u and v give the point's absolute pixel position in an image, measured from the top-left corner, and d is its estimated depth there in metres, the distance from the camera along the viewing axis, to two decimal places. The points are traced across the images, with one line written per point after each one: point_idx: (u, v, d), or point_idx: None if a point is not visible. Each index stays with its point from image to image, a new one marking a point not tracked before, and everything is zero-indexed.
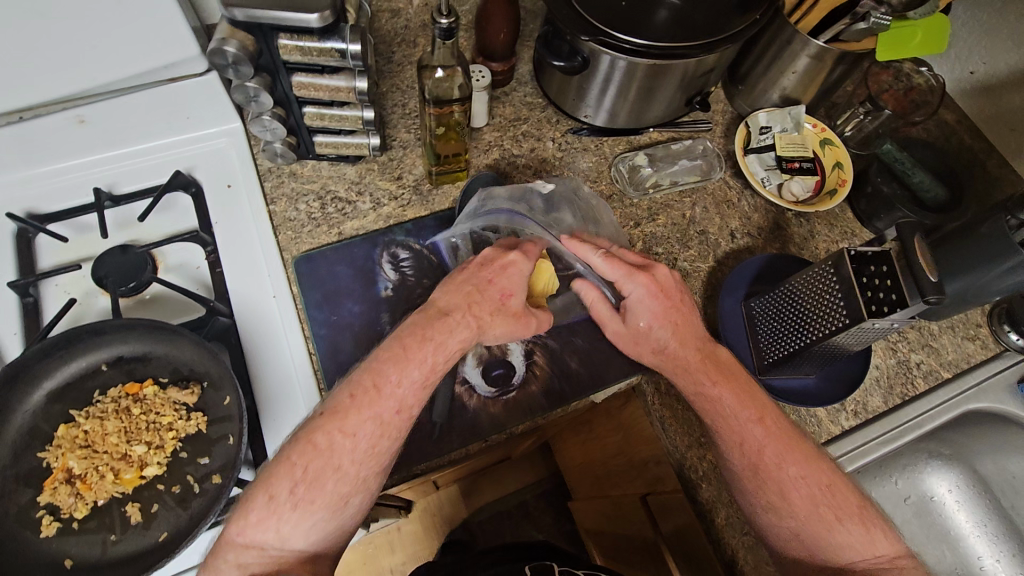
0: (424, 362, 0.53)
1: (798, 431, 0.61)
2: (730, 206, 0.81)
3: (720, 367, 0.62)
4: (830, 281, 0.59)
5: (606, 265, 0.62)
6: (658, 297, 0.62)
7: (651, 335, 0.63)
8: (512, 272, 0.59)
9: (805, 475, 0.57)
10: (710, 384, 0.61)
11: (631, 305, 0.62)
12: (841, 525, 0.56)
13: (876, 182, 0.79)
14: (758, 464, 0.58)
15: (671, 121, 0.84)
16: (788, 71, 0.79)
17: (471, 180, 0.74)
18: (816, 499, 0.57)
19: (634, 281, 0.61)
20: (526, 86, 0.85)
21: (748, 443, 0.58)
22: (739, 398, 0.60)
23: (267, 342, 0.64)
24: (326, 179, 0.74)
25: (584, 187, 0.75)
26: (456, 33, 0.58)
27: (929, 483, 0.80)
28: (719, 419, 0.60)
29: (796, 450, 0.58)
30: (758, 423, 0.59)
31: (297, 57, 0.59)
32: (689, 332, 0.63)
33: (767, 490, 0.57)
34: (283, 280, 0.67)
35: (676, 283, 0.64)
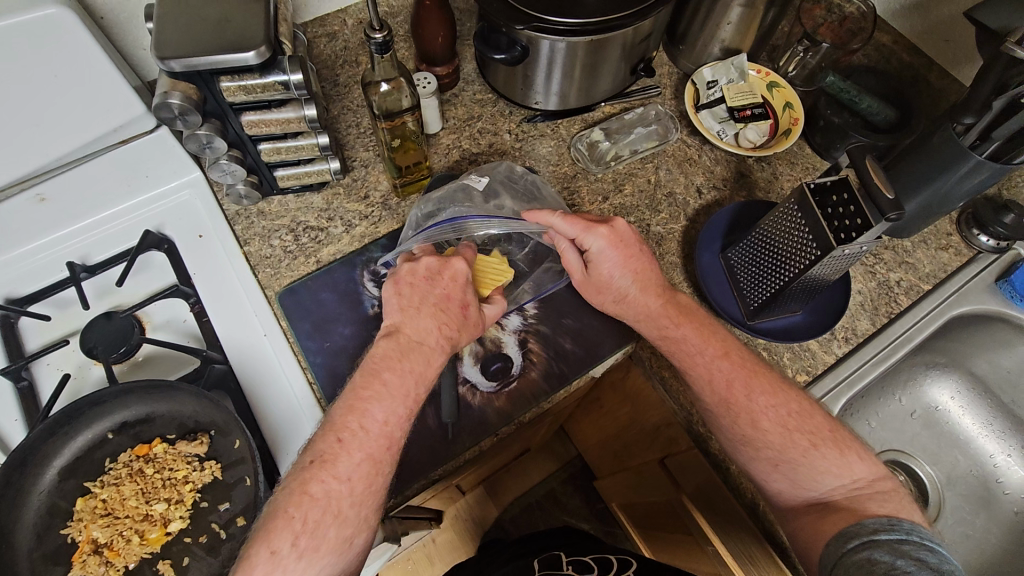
0: (407, 395, 0.55)
1: (762, 363, 0.63)
2: (692, 162, 0.83)
3: (683, 309, 0.65)
4: (797, 220, 0.62)
5: (565, 223, 0.64)
6: (618, 244, 0.64)
7: (614, 285, 0.65)
8: (464, 280, 0.62)
9: (774, 404, 0.59)
10: (675, 326, 0.63)
11: (594, 257, 0.64)
12: (816, 452, 0.57)
13: (827, 115, 0.81)
14: (729, 399, 0.60)
15: (620, 92, 0.86)
16: (722, 23, 0.81)
17: (428, 183, 0.74)
18: (788, 424, 0.58)
19: (593, 235, 0.63)
20: (474, 84, 0.86)
21: (716, 380, 0.61)
22: (703, 333, 0.63)
23: (268, 380, 0.65)
24: (295, 212, 0.74)
25: (514, 165, 0.76)
26: (392, 45, 0.59)
27: (932, 395, 0.84)
28: (686, 359, 0.62)
29: (762, 380, 0.60)
30: (724, 360, 0.62)
31: (242, 96, 0.59)
32: (651, 278, 0.65)
33: (741, 422, 0.59)
34: (271, 317, 0.68)
35: (633, 233, 0.66)
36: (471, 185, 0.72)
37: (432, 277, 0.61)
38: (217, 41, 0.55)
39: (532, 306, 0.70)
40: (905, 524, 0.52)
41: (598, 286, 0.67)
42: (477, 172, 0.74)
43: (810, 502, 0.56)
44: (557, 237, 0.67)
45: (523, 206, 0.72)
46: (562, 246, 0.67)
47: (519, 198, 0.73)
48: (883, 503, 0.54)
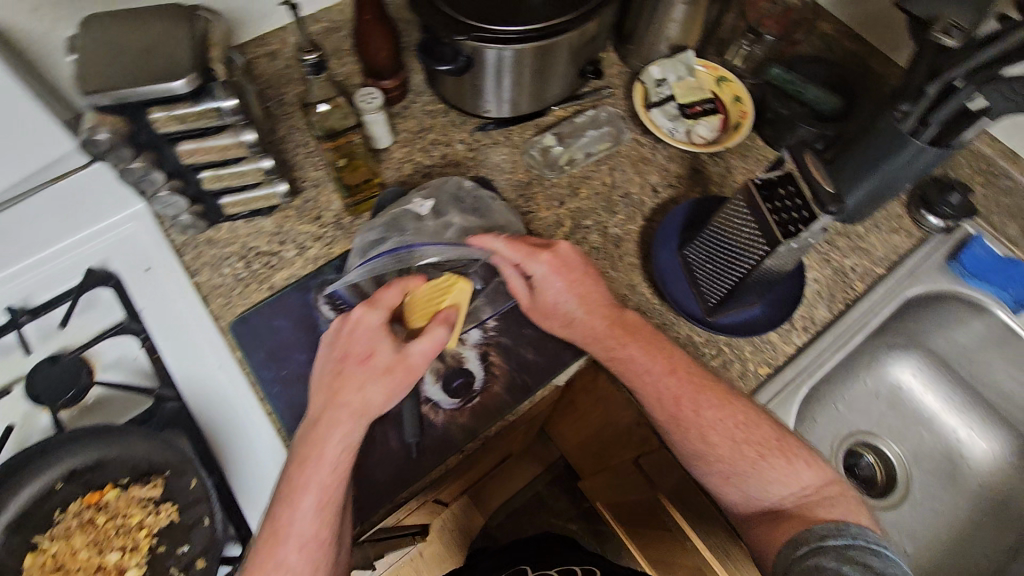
0: (312, 486, 0.51)
1: (711, 374, 0.63)
2: (646, 162, 0.83)
3: (630, 328, 0.63)
4: (746, 217, 0.62)
5: (509, 248, 0.64)
6: (562, 268, 0.64)
7: (560, 309, 0.65)
8: (367, 331, 0.55)
9: (721, 417, 0.59)
10: (620, 346, 0.63)
11: (538, 282, 0.64)
12: (763, 463, 0.58)
13: (775, 107, 0.81)
14: (677, 417, 0.60)
15: (571, 95, 0.85)
16: (668, 21, 0.81)
17: (377, 200, 0.73)
18: (735, 437, 0.59)
19: (537, 260, 0.64)
20: (424, 95, 0.85)
21: (664, 397, 0.61)
22: (649, 350, 0.62)
23: (226, 412, 0.64)
24: (244, 237, 0.73)
25: (465, 179, 0.75)
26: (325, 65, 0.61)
27: (894, 374, 0.86)
28: (634, 378, 0.62)
29: (709, 394, 0.60)
30: (673, 377, 0.61)
31: (175, 126, 0.58)
32: (598, 301, 0.64)
33: (690, 437, 0.59)
34: (225, 349, 0.66)
35: (579, 257, 0.66)
36: (416, 210, 0.70)
37: (336, 335, 0.57)
38: (142, 72, 0.53)
39: (492, 318, 0.69)
40: (851, 528, 0.54)
41: (544, 312, 0.66)
42: (425, 189, 0.72)
43: (761, 510, 0.58)
44: (501, 263, 0.66)
45: (476, 220, 0.71)
46: (507, 272, 0.66)
47: (469, 212, 0.72)
48: (830, 509, 0.56)
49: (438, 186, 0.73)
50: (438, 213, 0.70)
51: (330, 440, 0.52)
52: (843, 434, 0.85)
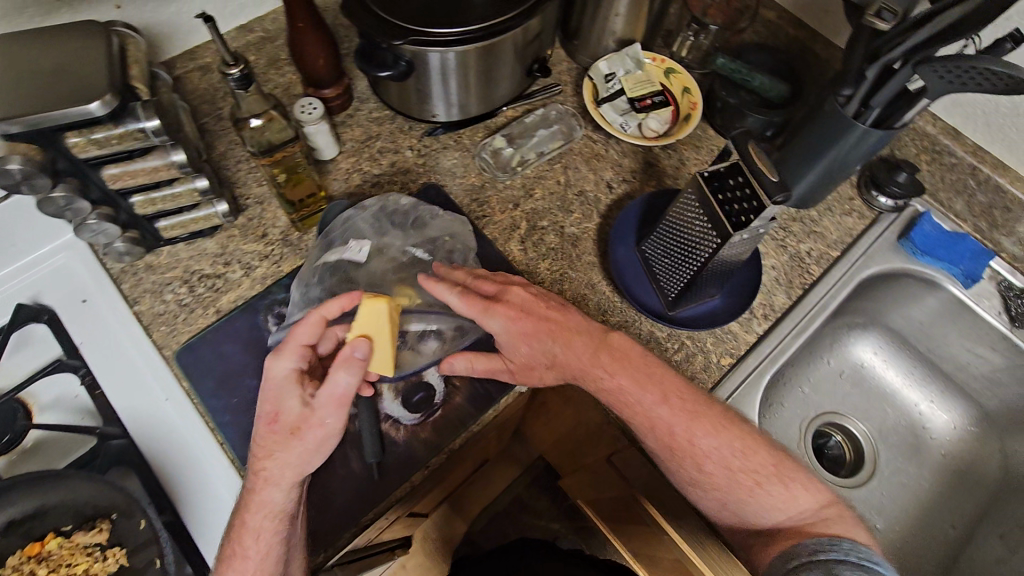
0: (249, 552, 0.52)
1: (706, 397, 0.62)
2: (600, 158, 0.82)
3: (619, 354, 0.61)
4: (697, 210, 0.62)
5: (463, 305, 0.62)
6: (525, 313, 0.62)
7: (542, 354, 0.62)
8: (275, 385, 0.53)
9: (718, 444, 0.58)
10: (609, 376, 0.60)
11: (498, 336, 0.62)
12: (759, 490, 0.58)
13: (723, 97, 0.81)
14: (673, 444, 0.58)
15: (520, 94, 0.84)
16: (612, 14, 0.81)
17: (323, 215, 0.71)
18: (732, 465, 0.58)
19: (494, 315, 0.61)
20: (369, 102, 0.83)
21: (659, 426, 0.59)
22: (643, 378, 0.60)
23: (177, 445, 0.61)
24: (186, 261, 0.70)
25: (396, 195, 0.74)
26: (253, 78, 0.59)
27: (856, 353, 0.87)
28: (627, 410, 0.60)
29: (704, 420, 0.59)
30: (670, 404, 0.59)
31: (95, 151, 0.54)
32: (575, 334, 0.62)
33: (686, 466, 0.58)
34: (171, 381, 0.63)
35: (538, 298, 0.63)
36: (349, 258, 0.68)
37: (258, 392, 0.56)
38: (54, 95, 0.50)
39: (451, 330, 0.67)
40: (845, 544, 0.53)
41: (527, 363, 0.62)
42: (361, 211, 0.71)
43: (755, 532, 0.58)
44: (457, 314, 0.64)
45: (417, 236, 0.72)
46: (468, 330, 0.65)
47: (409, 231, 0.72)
48: (829, 527, 0.55)
49: (377, 206, 0.73)
50: (379, 231, 0.71)
51: (254, 507, 0.52)
52: (811, 415, 0.86)
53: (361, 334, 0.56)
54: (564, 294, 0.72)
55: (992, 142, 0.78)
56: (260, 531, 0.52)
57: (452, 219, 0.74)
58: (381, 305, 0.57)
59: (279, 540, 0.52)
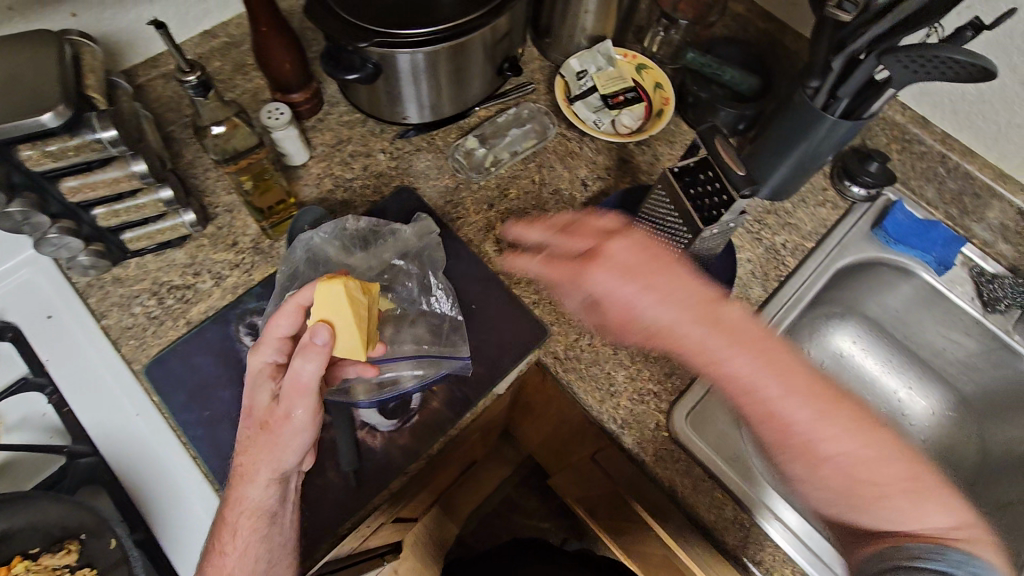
0: (235, 545, 0.53)
1: (829, 381, 0.56)
2: (574, 155, 0.82)
3: (732, 328, 0.57)
4: (668, 209, 0.61)
5: (545, 270, 0.61)
6: (627, 275, 0.58)
7: (648, 316, 0.57)
8: (252, 377, 0.54)
9: (844, 447, 0.52)
10: (720, 349, 0.56)
11: (599, 296, 0.59)
12: (878, 505, 0.52)
13: (695, 91, 0.81)
14: (783, 424, 0.53)
15: (493, 94, 0.83)
16: (581, 11, 0.80)
17: (292, 223, 0.69)
18: (853, 470, 0.52)
19: (591, 276, 0.58)
20: (340, 106, 0.82)
21: (771, 403, 0.54)
22: (756, 360, 0.55)
23: (147, 461, 0.60)
24: (155, 273, 0.68)
25: (349, 218, 0.70)
26: (212, 83, 0.58)
27: (836, 342, 0.87)
28: (726, 379, 0.55)
29: (823, 404, 0.54)
30: (793, 398, 0.54)
31: (51, 163, 0.53)
32: (696, 297, 0.57)
33: (789, 449, 0.54)
34: (141, 396, 0.62)
35: (642, 250, 0.58)
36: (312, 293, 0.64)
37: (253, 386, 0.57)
38: (5, 107, 0.49)
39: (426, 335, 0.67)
40: (952, 555, 0.48)
41: (633, 325, 0.59)
42: (319, 232, 0.68)
43: (866, 533, 0.53)
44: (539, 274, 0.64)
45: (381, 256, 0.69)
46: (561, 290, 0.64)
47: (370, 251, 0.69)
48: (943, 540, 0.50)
49: (335, 229, 0.69)
50: (344, 250, 0.68)
51: (234, 502, 0.53)
52: None
53: (323, 321, 0.52)
54: (540, 294, 0.72)
55: (959, 129, 0.78)
56: (239, 528, 0.53)
57: (419, 226, 0.71)
58: (337, 287, 0.53)
59: (260, 538, 0.52)
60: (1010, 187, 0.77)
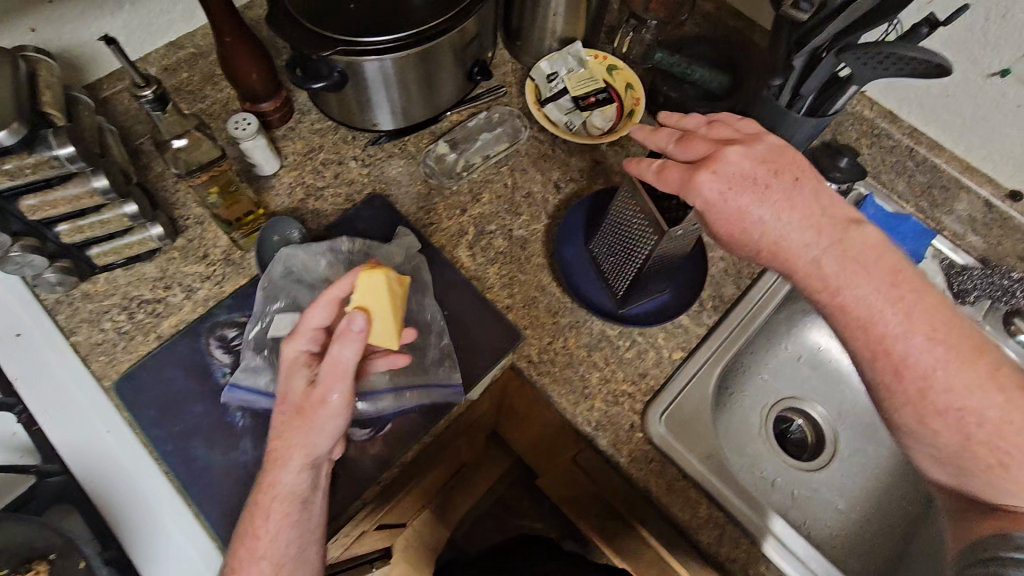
0: (265, 532, 0.51)
1: (973, 326, 0.51)
2: (547, 158, 0.82)
3: (862, 258, 0.51)
4: (635, 213, 0.61)
5: (661, 182, 0.55)
6: (738, 185, 0.52)
7: (774, 232, 0.52)
8: (285, 365, 0.54)
9: (969, 397, 0.49)
10: (844, 270, 0.51)
11: (701, 209, 0.54)
12: (1001, 475, 0.49)
13: (665, 91, 0.81)
14: (897, 360, 0.50)
15: (464, 98, 0.83)
16: (550, 14, 0.80)
17: (261, 234, 0.68)
18: (969, 422, 0.49)
19: (701, 186, 0.53)
20: (311, 113, 0.82)
21: (891, 330, 0.50)
22: (889, 295, 0.50)
23: (118, 478, 0.60)
24: (125, 287, 0.68)
25: (342, 240, 0.68)
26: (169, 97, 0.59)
27: (812, 338, 0.89)
28: (847, 303, 0.51)
29: (960, 351, 0.49)
30: (931, 342, 0.49)
31: (10, 182, 0.52)
32: (822, 221, 0.52)
33: (907, 385, 0.50)
34: (111, 413, 0.62)
35: (788, 161, 0.54)
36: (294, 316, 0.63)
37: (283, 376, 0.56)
38: None
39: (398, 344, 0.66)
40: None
41: (746, 241, 0.53)
42: (301, 249, 0.66)
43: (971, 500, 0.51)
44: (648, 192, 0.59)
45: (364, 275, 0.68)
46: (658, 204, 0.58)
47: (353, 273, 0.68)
48: None
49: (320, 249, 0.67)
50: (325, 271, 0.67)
51: (263, 487, 0.52)
52: (771, 401, 0.88)
53: (362, 307, 0.56)
54: (514, 298, 0.72)
55: (926, 123, 0.78)
56: (269, 511, 0.52)
57: (402, 243, 0.72)
58: (379, 277, 0.57)
59: (291, 524, 0.52)
60: (976, 179, 0.77)
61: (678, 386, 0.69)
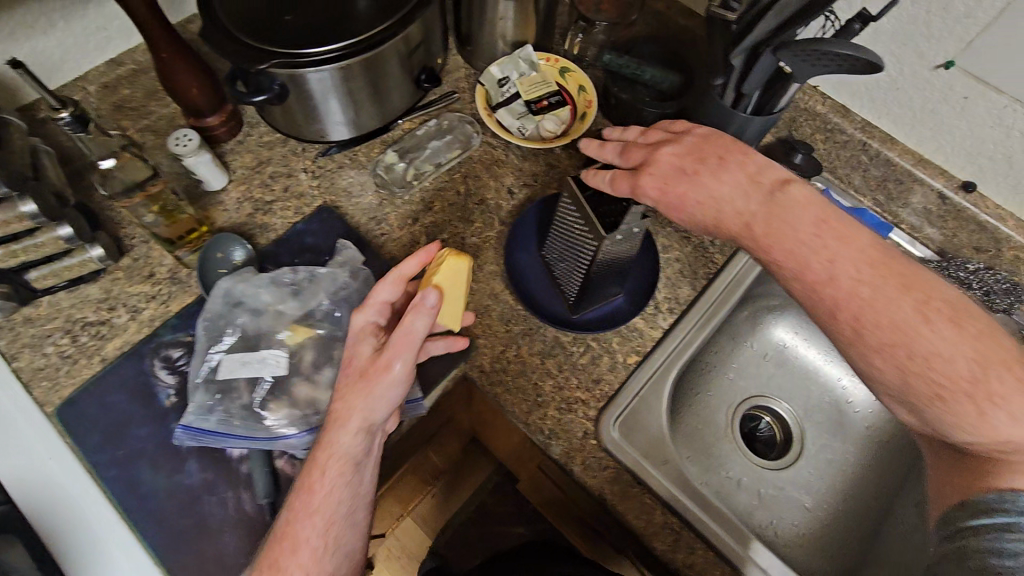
0: (325, 488, 0.53)
1: (922, 272, 0.53)
2: (500, 163, 0.81)
3: (787, 208, 0.53)
4: (575, 215, 0.60)
5: (613, 186, 0.56)
6: (678, 174, 0.56)
7: (723, 205, 0.55)
8: (354, 332, 0.57)
9: (939, 337, 0.50)
10: (786, 233, 0.53)
11: (656, 205, 0.56)
12: (939, 405, 0.50)
13: (615, 93, 0.81)
14: (860, 316, 0.51)
15: (415, 105, 0.83)
16: (497, 19, 0.80)
17: (202, 254, 0.68)
18: (931, 361, 0.50)
19: (642, 186, 0.56)
20: (260, 127, 0.81)
21: (841, 279, 0.51)
22: (814, 245, 0.52)
23: (59, 507, 0.59)
24: (68, 310, 0.67)
25: (284, 271, 0.66)
26: (89, 116, 0.57)
27: (776, 335, 0.89)
28: (802, 263, 0.53)
29: (909, 293, 0.51)
30: (865, 283, 0.51)
31: None
32: (755, 180, 0.55)
33: (888, 339, 0.51)
34: (54, 439, 0.61)
35: (714, 142, 0.57)
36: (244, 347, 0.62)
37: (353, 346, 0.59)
38: None
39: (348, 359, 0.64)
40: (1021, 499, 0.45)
41: (697, 218, 0.56)
42: (241, 279, 0.65)
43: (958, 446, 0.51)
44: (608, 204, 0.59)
45: (313, 298, 0.66)
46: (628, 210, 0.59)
47: (299, 298, 0.65)
48: None
49: (264, 277, 0.65)
50: (273, 297, 0.65)
51: (322, 444, 0.54)
52: (738, 401, 0.87)
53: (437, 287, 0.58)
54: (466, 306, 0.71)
55: (878, 117, 0.77)
56: (327, 466, 0.53)
57: (345, 256, 0.69)
58: (463, 263, 0.59)
59: (344, 481, 0.54)
60: (929, 170, 0.75)
61: (635, 389, 0.68)
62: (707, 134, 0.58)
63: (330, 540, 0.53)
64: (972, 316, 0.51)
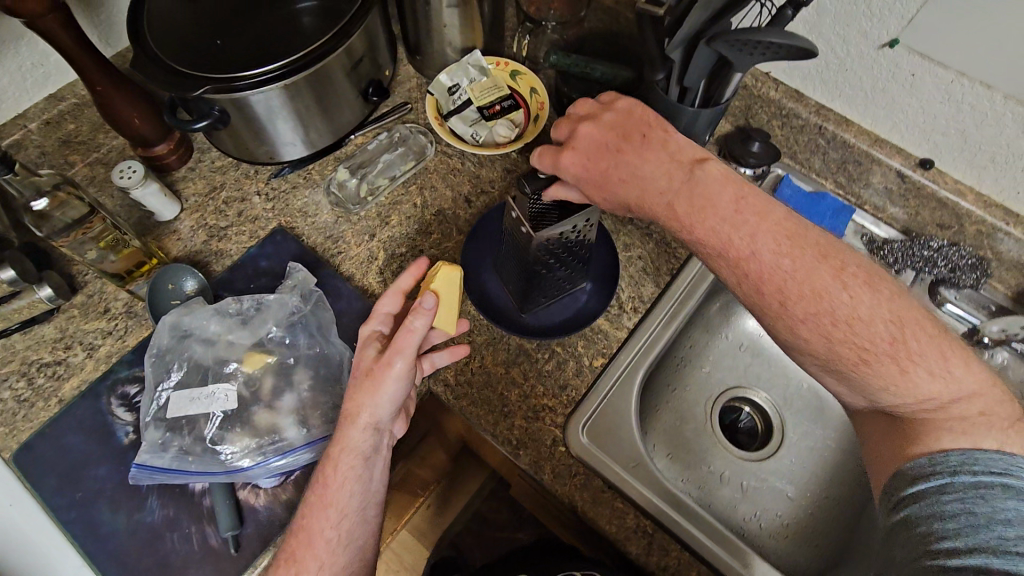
0: (339, 483, 0.54)
1: (835, 245, 0.54)
2: (457, 172, 0.80)
3: (703, 189, 0.55)
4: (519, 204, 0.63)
5: (542, 164, 0.61)
6: (600, 152, 0.59)
7: (647, 182, 0.57)
8: (360, 340, 0.59)
9: (862, 301, 0.51)
10: (706, 215, 0.55)
11: (577, 183, 0.59)
12: (864, 369, 0.50)
13: (567, 94, 0.80)
14: (782, 293, 0.52)
15: (366, 119, 0.82)
16: (442, 27, 0.79)
17: (150, 289, 0.67)
18: (851, 323, 0.50)
19: (563, 163, 0.59)
20: (212, 152, 0.80)
21: (761, 253, 0.53)
22: (733, 221, 0.54)
23: (21, 554, 0.58)
24: (23, 352, 0.66)
25: (229, 301, 0.65)
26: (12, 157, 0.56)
27: (750, 325, 0.87)
28: (723, 242, 0.54)
29: (823, 261, 0.52)
30: (782, 254, 0.52)
31: None
32: (678, 154, 0.58)
33: (809, 311, 0.51)
34: (12, 486, 0.60)
35: (634, 118, 0.60)
36: (195, 381, 0.62)
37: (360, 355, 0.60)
38: None
39: (307, 383, 0.63)
40: (951, 457, 0.45)
41: (621, 197, 0.59)
42: (187, 311, 0.64)
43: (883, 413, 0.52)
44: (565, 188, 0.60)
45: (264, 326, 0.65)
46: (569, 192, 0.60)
47: (249, 327, 0.65)
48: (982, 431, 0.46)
49: (211, 308, 0.65)
50: (223, 328, 0.64)
51: (334, 442, 0.55)
52: (716, 394, 0.85)
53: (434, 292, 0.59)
54: None
55: (831, 99, 0.76)
56: (339, 460, 0.54)
57: (295, 280, 0.69)
58: (458, 272, 0.61)
59: (357, 474, 0.55)
60: (885, 150, 0.75)
61: (603, 391, 0.68)
62: (632, 110, 0.61)
63: (343, 533, 0.54)
64: (885, 281, 0.52)
